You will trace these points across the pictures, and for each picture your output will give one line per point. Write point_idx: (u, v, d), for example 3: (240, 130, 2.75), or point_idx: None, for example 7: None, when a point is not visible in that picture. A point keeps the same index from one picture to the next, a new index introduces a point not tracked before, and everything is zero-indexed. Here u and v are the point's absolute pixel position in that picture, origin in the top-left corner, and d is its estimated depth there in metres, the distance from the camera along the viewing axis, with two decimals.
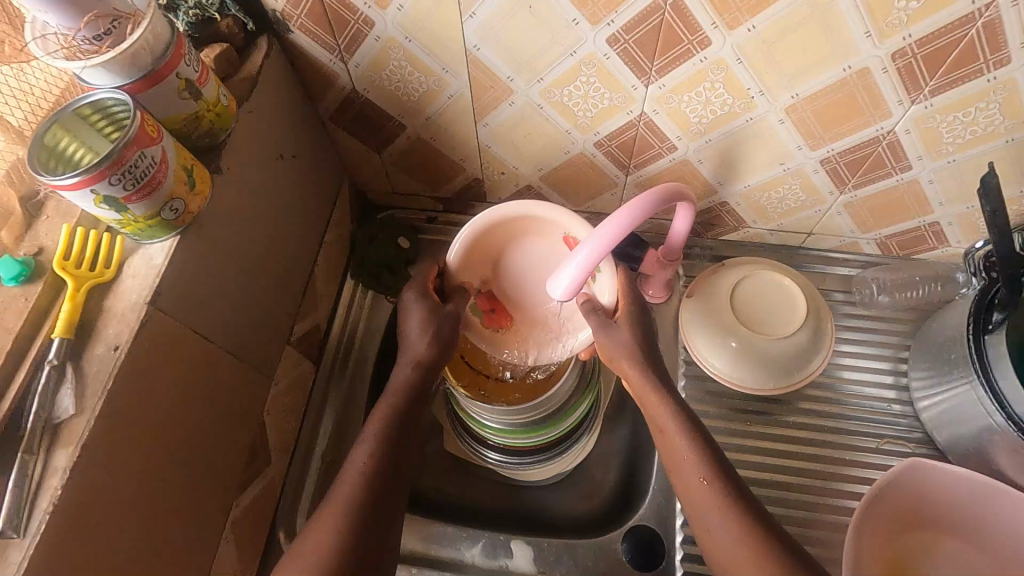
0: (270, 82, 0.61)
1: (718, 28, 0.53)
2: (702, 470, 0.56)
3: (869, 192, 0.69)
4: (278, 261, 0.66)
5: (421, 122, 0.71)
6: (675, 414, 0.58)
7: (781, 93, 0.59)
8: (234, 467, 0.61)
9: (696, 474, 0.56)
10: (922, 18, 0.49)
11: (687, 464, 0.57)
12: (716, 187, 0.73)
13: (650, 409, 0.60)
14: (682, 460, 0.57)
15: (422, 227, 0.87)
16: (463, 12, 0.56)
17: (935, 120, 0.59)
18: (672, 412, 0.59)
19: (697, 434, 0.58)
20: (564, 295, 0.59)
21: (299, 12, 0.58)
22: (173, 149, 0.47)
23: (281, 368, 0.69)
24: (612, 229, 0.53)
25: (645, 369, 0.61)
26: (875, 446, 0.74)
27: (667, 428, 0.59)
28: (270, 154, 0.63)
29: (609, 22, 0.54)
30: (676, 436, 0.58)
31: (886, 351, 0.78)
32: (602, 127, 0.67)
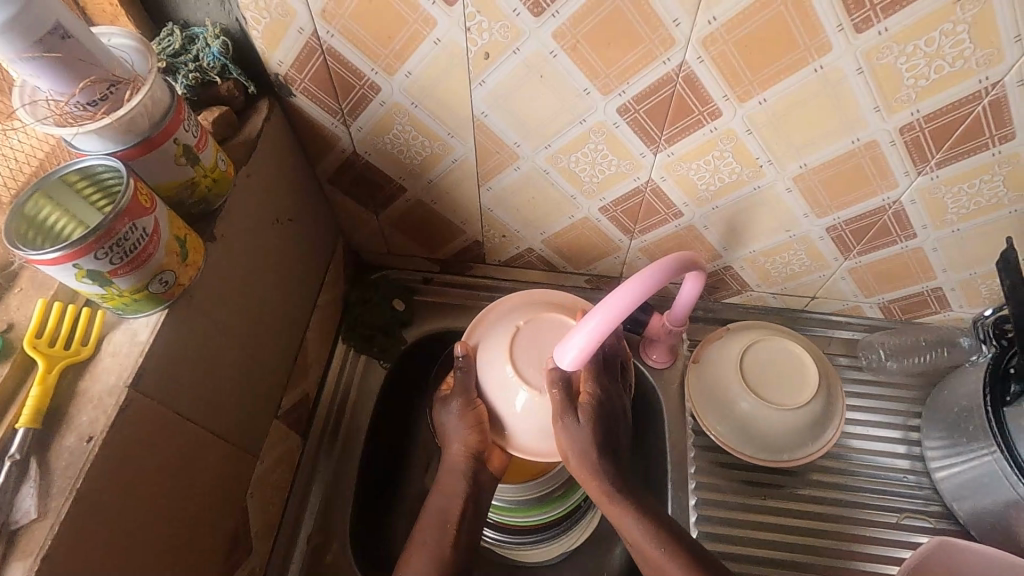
0: (269, 145, 0.59)
1: (728, 100, 0.53)
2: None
3: (874, 258, 0.69)
4: (270, 329, 0.63)
5: (423, 185, 0.69)
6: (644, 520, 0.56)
7: (789, 163, 0.59)
8: (212, 561, 0.55)
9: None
10: (930, 95, 0.50)
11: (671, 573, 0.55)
12: (720, 251, 0.73)
13: (615, 517, 0.57)
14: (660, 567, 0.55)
15: (418, 288, 0.84)
16: (473, 79, 0.55)
17: (941, 190, 0.59)
18: (636, 517, 0.57)
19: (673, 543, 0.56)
20: (570, 366, 0.52)
21: (303, 75, 0.57)
22: (167, 219, 0.44)
23: (267, 445, 0.64)
24: (629, 297, 0.50)
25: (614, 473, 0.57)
26: (895, 520, 0.71)
27: (636, 537, 0.57)
28: (267, 219, 0.60)
29: (620, 92, 0.54)
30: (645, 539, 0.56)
31: (897, 418, 0.77)
32: (608, 193, 0.66)
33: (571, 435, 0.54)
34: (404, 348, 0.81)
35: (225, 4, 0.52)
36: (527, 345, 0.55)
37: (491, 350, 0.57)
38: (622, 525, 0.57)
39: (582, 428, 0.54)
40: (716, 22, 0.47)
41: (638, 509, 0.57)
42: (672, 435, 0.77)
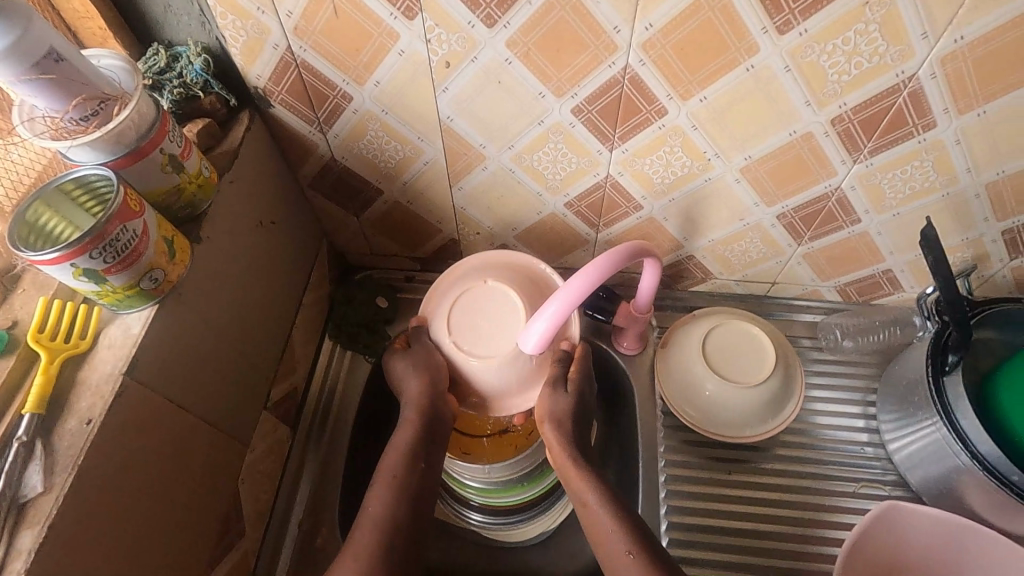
0: (251, 153, 0.63)
1: (672, 98, 0.58)
2: (630, 543, 0.57)
3: (824, 243, 0.74)
4: (258, 325, 0.67)
5: (398, 187, 0.74)
6: (600, 491, 0.60)
7: (734, 155, 0.63)
8: (206, 542, 0.59)
9: (622, 547, 0.57)
10: (854, 89, 0.54)
11: (610, 533, 0.58)
12: (681, 241, 0.77)
13: (574, 484, 0.62)
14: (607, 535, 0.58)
15: (399, 285, 0.89)
16: (437, 86, 0.59)
17: (877, 177, 0.63)
18: (593, 486, 0.61)
19: (617, 510, 0.59)
20: (535, 346, 0.58)
21: (280, 88, 0.62)
22: (155, 222, 0.48)
23: (258, 434, 0.68)
24: (584, 283, 0.54)
25: (568, 441, 0.64)
26: (853, 490, 0.76)
27: (589, 501, 0.60)
28: (251, 221, 0.64)
29: (573, 94, 0.59)
30: (595, 504, 0.60)
31: (855, 395, 0.81)
32: (571, 189, 0.70)
33: (557, 401, 0.65)
34: (387, 342, 0.85)
35: (205, 24, 0.57)
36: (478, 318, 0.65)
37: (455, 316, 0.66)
38: (576, 484, 0.62)
39: (567, 398, 0.65)
40: (652, 28, 0.52)
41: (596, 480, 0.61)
42: (643, 416, 0.81)
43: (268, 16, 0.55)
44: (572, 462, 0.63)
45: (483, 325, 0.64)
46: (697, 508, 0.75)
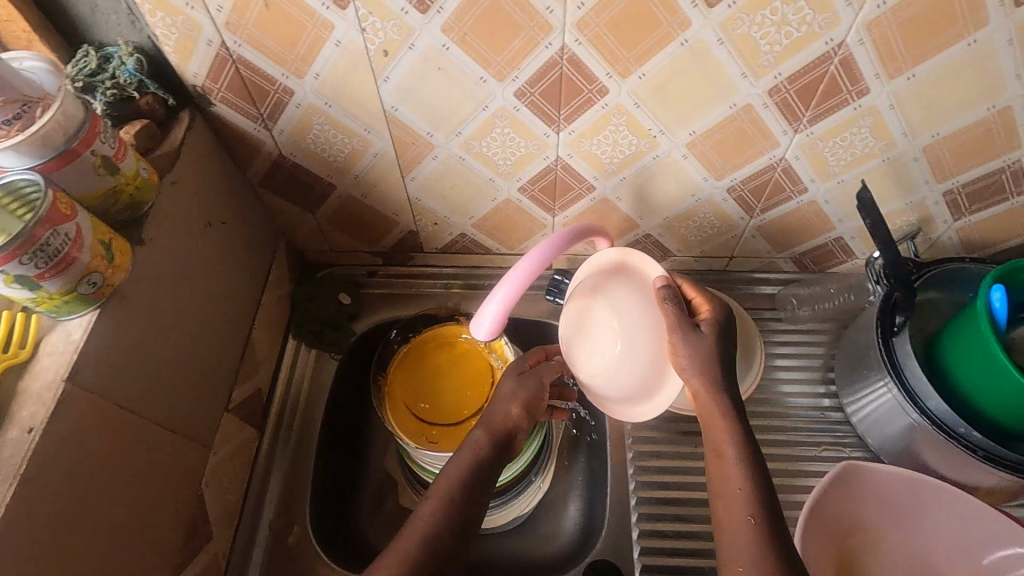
0: (194, 152, 0.62)
1: (612, 77, 0.58)
2: (753, 509, 0.52)
3: (775, 214, 0.75)
4: (214, 327, 0.66)
5: (351, 180, 0.73)
6: (743, 445, 0.55)
7: (679, 131, 0.64)
8: (171, 547, 0.58)
9: (746, 510, 0.52)
10: (787, 59, 0.55)
11: (738, 496, 0.53)
12: (636, 221, 0.78)
13: (714, 432, 0.57)
14: (732, 497, 0.53)
15: (364, 281, 0.89)
16: (378, 76, 0.59)
17: (819, 146, 0.65)
18: (737, 444, 0.55)
19: (754, 471, 0.54)
20: (488, 333, 0.59)
21: (219, 85, 0.61)
22: (89, 226, 0.47)
23: (220, 437, 0.67)
24: (529, 266, 0.56)
25: (717, 388, 0.57)
26: (816, 454, 0.77)
27: (727, 454, 0.55)
28: (199, 222, 0.63)
29: (514, 77, 0.59)
30: (734, 460, 0.54)
31: (815, 362, 0.83)
32: (523, 173, 0.71)
33: (688, 348, 0.59)
34: (352, 339, 0.86)
35: (136, 23, 0.55)
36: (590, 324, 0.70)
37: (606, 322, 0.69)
38: (719, 436, 0.56)
39: (705, 340, 0.59)
40: (584, 6, 0.52)
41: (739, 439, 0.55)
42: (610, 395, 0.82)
43: (198, 11, 0.54)
44: (721, 412, 0.57)
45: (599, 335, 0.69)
46: (665, 483, 0.76)
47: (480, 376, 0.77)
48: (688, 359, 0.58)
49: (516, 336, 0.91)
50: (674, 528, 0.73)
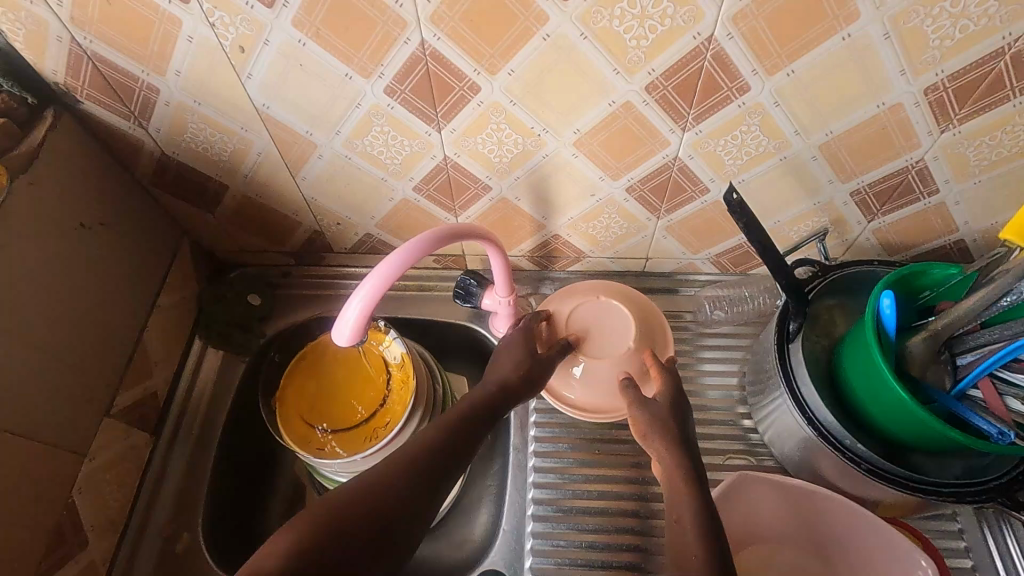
0: (60, 152, 0.61)
1: (480, 74, 0.56)
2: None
3: (682, 215, 0.72)
4: (89, 331, 0.65)
5: (241, 179, 0.71)
6: (701, 507, 0.52)
7: (563, 129, 0.61)
8: (29, 556, 0.57)
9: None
10: (657, 54, 0.53)
11: (698, 565, 0.48)
12: (542, 221, 0.75)
13: (676, 496, 0.54)
14: (688, 562, 0.48)
15: (276, 282, 0.88)
16: (240, 73, 0.57)
17: (710, 144, 0.62)
18: (695, 506, 0.52)
19: (710, 532, 0.50)
20: (351, 337, 0.55)
21: (81, 82, 0.59)
22: None
23: (99, 442, 0.66)
24: (393, 264, 0.54)
25: (678, 452, 0.57)
26: (722, 461, 0.75)
27: (684, 519, 0.52)
28: (67, 224, 0.62)
29: (380, 74, 0.56)
30: (691, 522, 0.51)
31: (733, 367, 0.80)
32: (414, 173, 0.68)
33: (650, 411, 0.61)
34: (263, 342, 0.84)
35: None
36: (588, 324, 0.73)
37: (604, 326, 0.73)
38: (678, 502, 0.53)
39: (665, 402, 0.61)
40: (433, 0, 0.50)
41: (698, 500, 0.53)
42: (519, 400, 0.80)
43: (39, 6, 0.52)
44: (684, 479, 0.54)
45: (597, 334, 0.72)
46: (568, 491, 0.74)
47: (367, 376, 0.77)
48: (649, 424, 0.60)
49: (433, 338, 0.89)
50: (571, 539, 0.71)
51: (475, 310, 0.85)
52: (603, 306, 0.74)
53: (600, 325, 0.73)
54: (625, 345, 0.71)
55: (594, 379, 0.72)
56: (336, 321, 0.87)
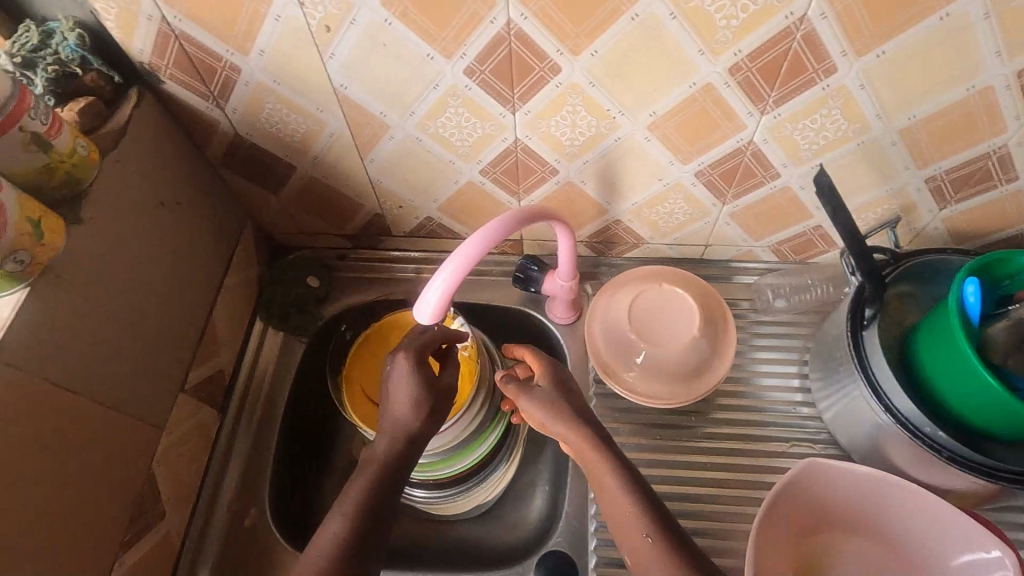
0: (143, 131, 0.62)
1: (563, 54, 0.55)
2: (649, 530, 0.55)
3: (748, 201, 0.72)
4: (167, 309, 0.66)
5: (310, 161, 0.72)
6: (626, 477, 0.59)
7: (639, 112, 0.61)
8: (116, 524, 0.59)
9: (641, 532, 0.56)
10: (746, 35, 0.52)
11: (631, 521, 0.56)
12: (605, 206, 0.75)
13: (592, 468, 0.60)
14: (625, 519, 0.57)
15: (333, 264, 0.88)
16: (323, 53, 0.57)
17: (788, 128, 0.61)
18: (615, 472, 0.59)
19: (639, 494, 0.58)
20: (431, 316, 0.56)
21: (165, 62, 0.60)
22: (16, 201, 0.47)
23: (175, 417, 0.68)
24: (477, 245, 0.54)
25: (576, 429, 0.62)
26: (785, 449, 0.75)
27: (609, 487, 0.59)
28: (149, 202, 0.63)
29: (461, 55, 0.57)
30: (617, 491, 0.58)
31: (792, 354, 0.80)
32: (483, 155, 0.69)
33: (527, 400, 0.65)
34: (321, 324, 0.85)
35: None
36: (647, 309, 0.73)
37: (665, 312, 0.72)
38: (601, 475, 0.60)
39: (540, 394, 0.66)
40: None
41: (617, 464, 0.59)
42: (577, 385, 0.80)
43: None
44: (601, 448, 0.61)
45: (657, 321, 0.72)
46: None
47: None
48: (546, 412, 0.64)
49: (487, 323, 0.89)
50: None
51: (530, 295, 0.85)
52: (666, 292, 0.73)
53: (662, 310, 0.72)
54: (688, 332, 0.71)
55: (651, 364, 0.72)
56: (392, 304, 0.87)
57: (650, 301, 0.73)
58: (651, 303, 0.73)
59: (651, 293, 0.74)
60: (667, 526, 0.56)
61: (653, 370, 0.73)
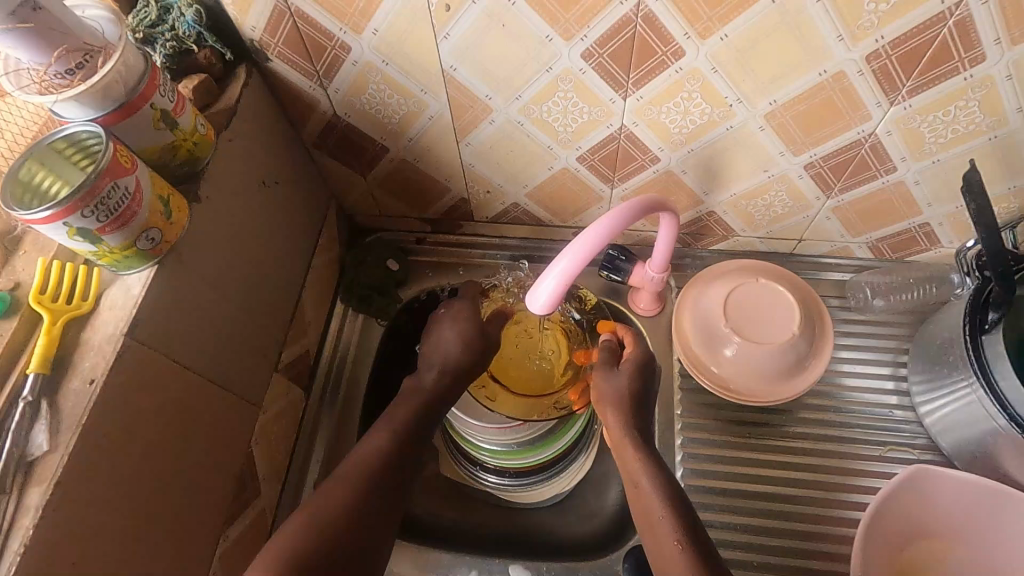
0: (249, 110, 0.61)
1: (690, 38, 0.53)
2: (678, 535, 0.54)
3: (855, 195, 0.69)
4: (264, 288, 0.66)
5: (404, 144, 0.71)
6: (657, 476, 0.58)
7: (759, 100, 0.59)
8: (221, 500, 0.60)
9: (671, 537, 0.54)
10: (893, 20, 0.49)
11: (662, 524, 0.55)
12: (701, 196, 0.73)
13: (628, 466, 0.60)
14: (657, 519, 0.56)
15: (411, 248, 0.87)
16: (438, 33, 0.56)
17: (916, 120, 0.58)
18: (650, 471, 0.59)
19: (671, 500, 0.57)
20: (543, 308, 0.56)
21: (276, 40, 0.59)
22: (148, 179, 0.47)
23: (269, 396, 0.68)
24: (591, 240, 0.53)
25: (624, 420, 0.63)
26: (880, 453, 0.73)
27: (644, 487, 0.58)
28: (253, 181, 0.63)
29: (582, 37, 0.55)
30: (649, 491, 0.58)
31: (886, 355, 0.77)
32: (584, 141, 0.67)
33: (612, 383, 0.66)
34: (399, 307, 0.84)
35: None
36: (742, 305, 0.71)
37: (761, 308, 0.70)
38: (634, 473, 0.59)
39: (620, 376, 0.66)
40: None
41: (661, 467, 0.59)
42: (659, 379, 0.79)
43: None
44: (634, 446, 0.61)
45: (755, 317, 0.70)
46: (716, 473, 0.73)
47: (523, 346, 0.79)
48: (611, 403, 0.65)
49: None
50: (726, 520, 0.71)
51: (611, 285, 0.84)
52: (765, 288, 0.71)
53: (759, 307, 0.70)
54: (787, 332, 0.69)
55: (742, 359, 0.71)
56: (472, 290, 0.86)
57: (744, 296, 0.71)
58: (747, 297, 0.71)
59: (746, 289, 0.72)
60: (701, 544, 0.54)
61: (745, 366, 0.71)
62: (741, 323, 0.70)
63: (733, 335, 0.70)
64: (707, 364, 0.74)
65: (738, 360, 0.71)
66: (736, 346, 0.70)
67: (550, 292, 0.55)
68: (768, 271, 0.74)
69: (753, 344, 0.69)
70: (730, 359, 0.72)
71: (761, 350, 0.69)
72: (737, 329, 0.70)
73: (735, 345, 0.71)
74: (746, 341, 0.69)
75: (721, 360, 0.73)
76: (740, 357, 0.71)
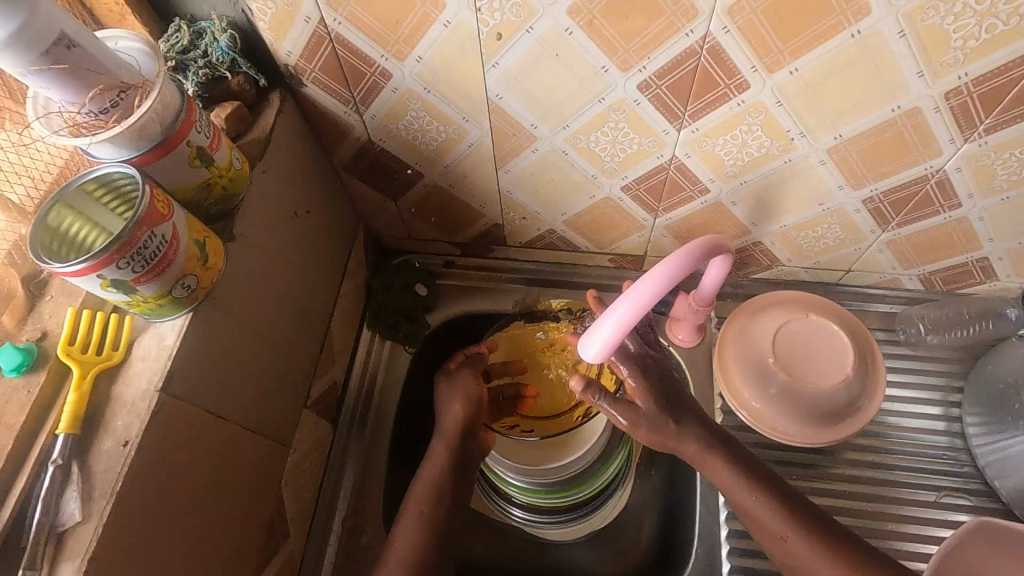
0: (283, 138, 0.58)
1: (758, 72, 0.50)
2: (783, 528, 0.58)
3: (914, 229, 0.66)
4: (295, 322, 0.63)
5: (440, 170, 0.68)
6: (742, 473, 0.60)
7: (823, 134, 0.55)
8: (252, 549, 0.57)
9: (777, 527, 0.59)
10: (980, 57, 0.46)
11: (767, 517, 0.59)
12: (749, 227, 0.70)
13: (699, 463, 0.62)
14: (764, 516, 0.59)
15: (440, 272, 0.84)
16: (487, 62, 0.53)
17: (990, 157, 0.55)
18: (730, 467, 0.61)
19: (760, 481, 0.60)
20: (597, 357, 0.55)
21: (312, 66, 0.56)
22: (184, 223, 0.44)
23: (299, 433, 0.65)
24: (651, 289, 0.50)
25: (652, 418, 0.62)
26: (934, 499, 0.69)
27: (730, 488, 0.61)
28: (286, 213, 0.60)
29: (641, 68, 0.51)
30: (736, 486, 0.60)
31: (936, 394, 0.74)
32: (630, 171, 0.64)
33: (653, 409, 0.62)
34: (428, 333, 0.81)
35: None
36: (789, 340, 0.69)
37: (807, 342, 0.68)
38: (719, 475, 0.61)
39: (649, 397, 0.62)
40: None
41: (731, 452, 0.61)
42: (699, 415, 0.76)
43: None
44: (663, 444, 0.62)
45: (799, 352, 0.68)
46: None
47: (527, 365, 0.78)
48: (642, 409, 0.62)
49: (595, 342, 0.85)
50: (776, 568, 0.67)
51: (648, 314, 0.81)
52: (812, 323, 0.69)
53: (804, 343, 0.68)
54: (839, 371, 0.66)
55: (786, 397, 0.68)
56: (502, 316, 0.83)
57: (788, 331, 0.69)
58: (790, 331, 0.69)
59: (792, 324, 0.70)
60: (807, 520, 0.58)
61: (791, 407, 0.68)
62: (787, 359, 0.68)
63: (777, 371, 0.67)
64: (747, 400, 0.70)
65: (782, 398, 0.68)
66: (780, 382, 0.68)
67: (605, 340, 0.53)
68: (814, 304, 0.71)
69: (801, 382, 0.66)
70: (774, 395, 0.68)
71: (810, 389, 0.66)
72: (782, 365, 0.67)
73: (779, 381, 0.68)
74: (791, 378, 0.67)
75: (764, 398, 0.69)
76: (784, 396, 0.68)
